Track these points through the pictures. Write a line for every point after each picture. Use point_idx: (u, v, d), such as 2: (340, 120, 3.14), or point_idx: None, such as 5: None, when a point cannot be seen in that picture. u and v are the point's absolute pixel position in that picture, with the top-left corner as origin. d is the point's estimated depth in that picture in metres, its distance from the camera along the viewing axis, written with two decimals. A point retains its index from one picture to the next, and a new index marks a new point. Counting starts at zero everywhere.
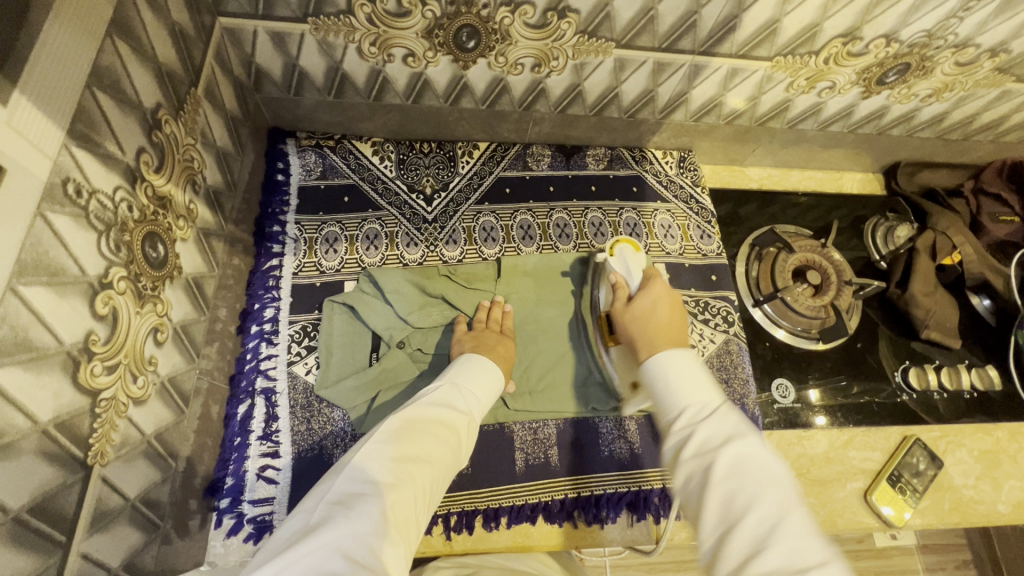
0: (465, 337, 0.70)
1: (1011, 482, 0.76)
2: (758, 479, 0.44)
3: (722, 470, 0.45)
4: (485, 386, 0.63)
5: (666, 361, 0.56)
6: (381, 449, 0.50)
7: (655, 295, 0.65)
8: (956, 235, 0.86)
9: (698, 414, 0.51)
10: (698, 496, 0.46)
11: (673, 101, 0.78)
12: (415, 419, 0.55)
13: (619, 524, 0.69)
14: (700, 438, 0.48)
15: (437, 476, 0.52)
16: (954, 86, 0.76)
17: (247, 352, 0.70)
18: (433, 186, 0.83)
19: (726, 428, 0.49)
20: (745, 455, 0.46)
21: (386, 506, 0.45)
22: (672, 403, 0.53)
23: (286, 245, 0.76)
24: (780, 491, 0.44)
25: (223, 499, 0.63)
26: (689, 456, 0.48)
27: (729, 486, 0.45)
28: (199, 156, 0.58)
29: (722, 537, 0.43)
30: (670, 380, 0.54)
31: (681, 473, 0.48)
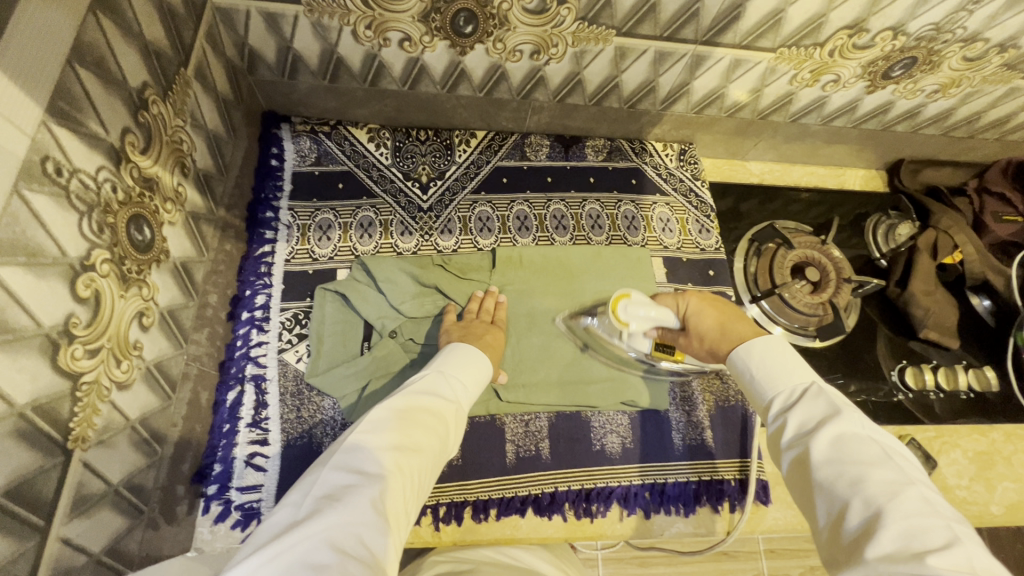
0: (454, 327, 0.69)
1: (1004, 484, 0.77)
2: (864, 455, 0.42)
3: (824, 450, 0.44)
4: (471, 374, 0.63)
5: (744, 357, 0.57)
6: (371, 439, 0.50)
7: (697, 310, 0.65)
8: (957, 234, 0.85)
9: (793, 398, 0.51)
10: (805, 482, 0.45)
11: (675, 92, 0.77)
12: (403, 408, 0.54)
13: (609, 518, 0.68)
14: (796, 423, 0.48)
15: (426, 465, 0.51)
16: (961, 82, 0.75)
17: (237, 338, 0.69)
18: (429, 174, 0.82)
19: (821, 407, 0.48)
20: (849, 435, 0.45)
21: (377, 494, 0.45)
22: (767, 390, 0.54)
23: (278, 231, 0.75)
24: (894, 467, 0.41)
25: (211, 486, 0.63)
26: (789, 440, 0.48)
27: (835, 465, 0.43)
28: (190, 138, 0.57)
29: (836, 515, 0.41)
30: (758, 369, 0.55)
31: (787, 459, 0.48)
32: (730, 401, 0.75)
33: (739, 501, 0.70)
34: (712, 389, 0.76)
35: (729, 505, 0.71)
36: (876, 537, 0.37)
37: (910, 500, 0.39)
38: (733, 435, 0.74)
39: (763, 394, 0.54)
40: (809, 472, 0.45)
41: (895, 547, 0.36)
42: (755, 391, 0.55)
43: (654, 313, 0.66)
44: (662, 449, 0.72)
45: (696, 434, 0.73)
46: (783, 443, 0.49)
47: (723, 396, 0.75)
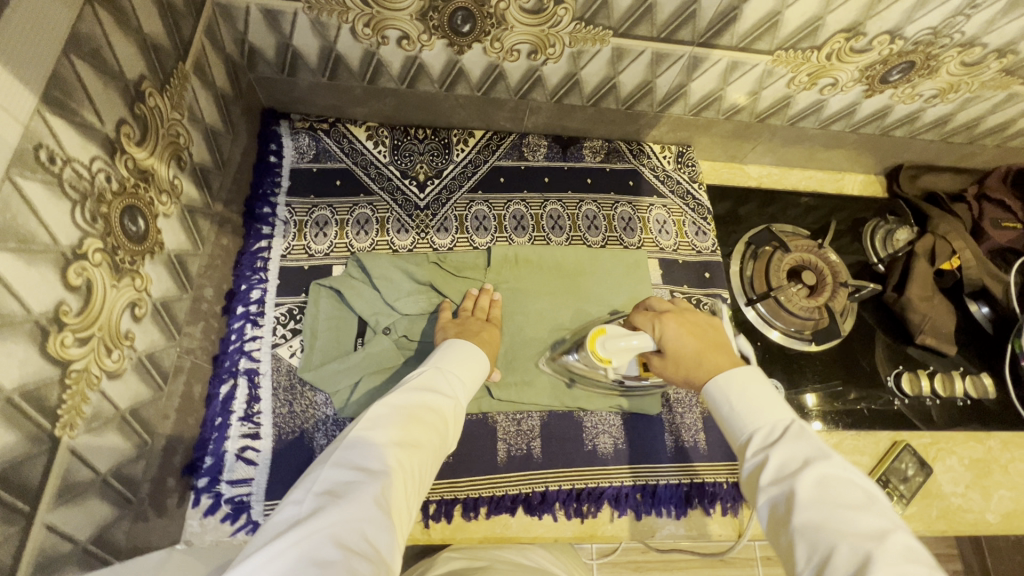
0: (449, 324, 0.69)
1: (1000, 492, 0.77)
2: (846, 500, 0.43)
3: (807, 492, 0.44)
4: (469, 370, 0.63)
5: (720, 392, 0.56)
6: (370, 436, 0.50)
7: (673, 334, 0.61)
8: (955, 239, 0.84)
9: (771, 436, 0.50)
10: (784, 522, 0.45)
11: (672, 94, 0.77)
12: (402, 405, 0.55)
13: (599, 518, 0.68)
14: (778, 463, 0.48)
15: (427, 461, 0.52)
16: (959, 87, 0.75)
17: (232, 332, 0.69)
18: (427, 173, 0.83)
19: (802, 449, 0.48)
20: (833, 480, 0.45)
21: (380, 490, 0.46)
22: (742, 425, 0.53)
23: (276, 227, 0.75)
24: (874, 513, 0.42)
25: (202, 478, 0.63)
26: (769, 481, 0.47)
27: (816, 508, 0.43)
28: (187, 132, 0.57)
29: (817, 561, 0.41)
30: (735, 404, 0.54)
31: (762, 498, 0.47)
32: None
33: (731, 505, 0.70)
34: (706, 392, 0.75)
35: (721, 508, 0.70)
36: None
37: (893, 547, 0.40)
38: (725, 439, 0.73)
39: (740, 430, 0.53)
40: (789, 513, 0.44)
41: None
42: (730, 426, 0.54)
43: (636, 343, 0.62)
44: (654, 451, 0.72)
45: (689, 437, 0.73)
46: (760, 483, 0.48)
47: None
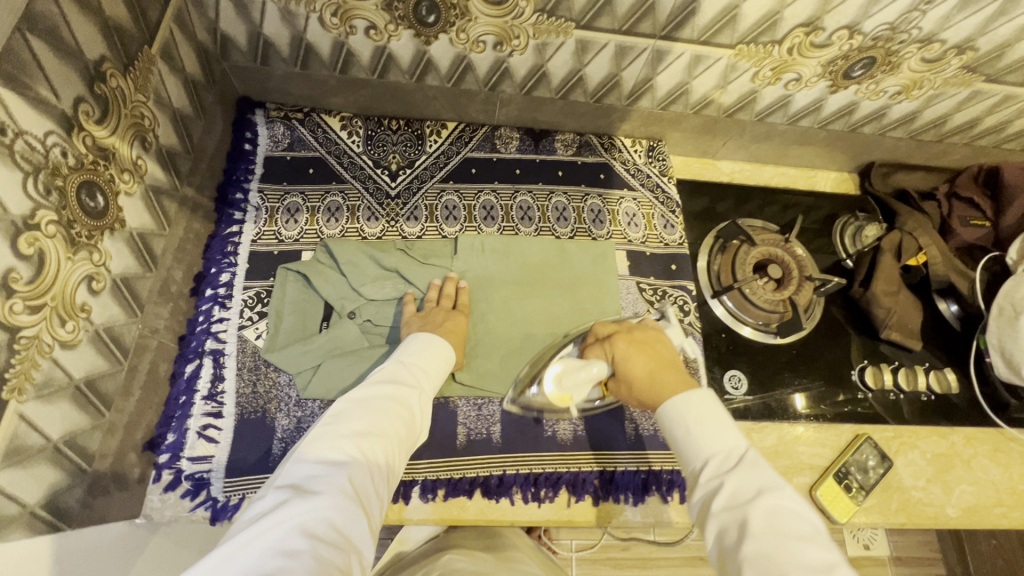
0: (413, 319, 0.70)
1: (962, 486, 0.78)
2: (794, 533, 0.44)
3: (758, 524, 0.45)
4: (433, 360, 0.64)
5: (672, 417, 0.55)
6: (332, 430, 0.52)
7: (625, 356, 0.63)
8: (922, 235, 0.85)
9: (725, 463, 0.51)
10: (733, 549, 0.45)
11: (639, 88, 0.78)
12: (364, 398, 0.56)
13: (557, 504, 0.69)
14: (731, 492, 0.48)
15: (394, 448, 0.54)
16: (922, 83, 0.76)
17: (200, 314, 0.71)
18: (399, 163, 0.84)
19: (755, 480, 0.48)
20: (783, 513, 0.46)
21: (344, 479, 0.48)
22: (696, 449, 0.53)
23: (247, 212, 0.77)
24: (819, 547, 0.44)
25: (162, 455, 0.64)
26: (721, 508, 0.48)
27: (767, 541, 0.44)
28: (152, 114, 0.59)
29: None
30: (689, 425, 0.54)
31: (714, 527, 0.48)
32: None
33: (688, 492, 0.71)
34: None
35: (677, 495, 0.72)
36: None
37: None
38: None
39: (694, 455, 0.53)
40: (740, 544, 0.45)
41: None
42: (683, 449, 0.54)
43: (591, 368, 0.64)
44: (613, 438, 0.73)
45: (649, 425, 0.74)
46: (713, 510, 0.48)
47: None
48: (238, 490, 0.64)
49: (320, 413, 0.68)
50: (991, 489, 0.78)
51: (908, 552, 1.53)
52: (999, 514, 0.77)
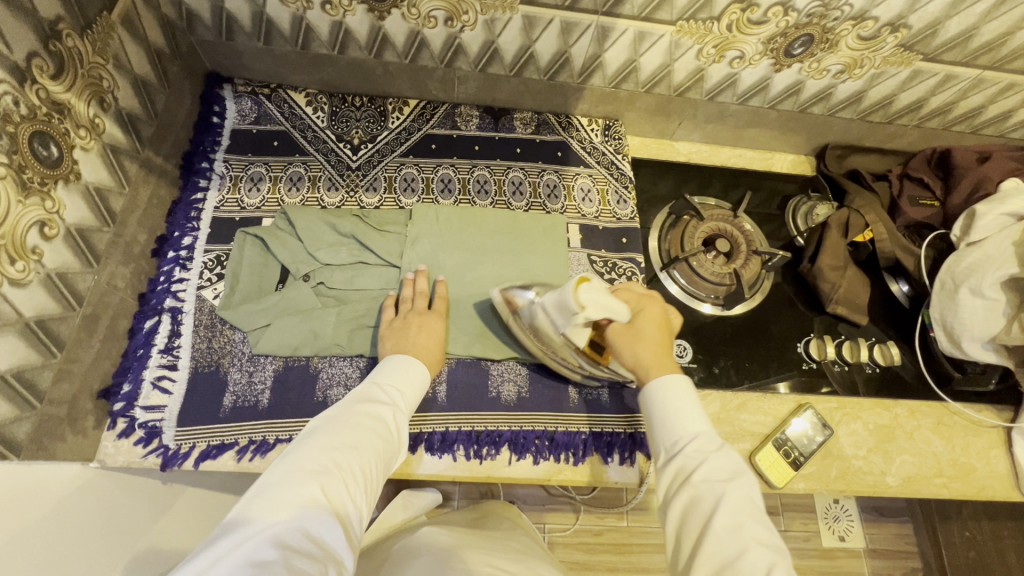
0: (388, 332, 0.69)
1: (902, 457, 0.79)
2: (756, 515, 0.49)
3: (733, 501, 0.49)
4: (408, 379, 0.63)
5: (673, 385, 0.58)
6: (306, 445, 0.52)
7: (647, 319, 0.65)
8: (869, 213, 0.86)
9: (706, 443, 0.54)
10: (704, 519, 0.49)
11: (589, 65, 0.81)
12: (339, 416, 0.56)
13: (499, 461, 0.71)
14: (710, 469, 0.52)
15: (370, 462, 0.53)
16: (862, 62, 0.78)
17: (161, 274, 0.74)
18: (361, 137, 0.87)
19: (732, 464, 0.52)
20: (749, 498, 0.50)
21: (317, 491, 0.47)
22: (682, 426, 0.56)
23: (211, 180, 0.80)
24: (770, 529, 0.49)
25: (118, 403, 0.67)
26: (700, 479, 0.51)
27: (738, 516, 0.48)
28: (111, 77, 0.63)
29: (728, 563, 0.46)
30: (676, 404, 0.57)
31: (689, 495, 0.51)
32: None
33: (628, 454, 0.73)
34: None
35: (618, 458, 0.73)
36: None
37: (784, 559, 0.47)
38: (627, 392, 0.76)
39: (682, 428, 0.56)
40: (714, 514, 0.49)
41: None
42: (667, 423, 0.57)
43: (613, 307, 0.63)
44: (556, 400, 0.75)
45: (592, 390, 0.76)
46: (691, 480, 0.52)
47: None
48: (189, 438, 0.67)
49: (271, 368, 0.71)
50: (933, 459, 0.79)
51: (884, 545, 1.46)
52: (939, 484, 0.78)
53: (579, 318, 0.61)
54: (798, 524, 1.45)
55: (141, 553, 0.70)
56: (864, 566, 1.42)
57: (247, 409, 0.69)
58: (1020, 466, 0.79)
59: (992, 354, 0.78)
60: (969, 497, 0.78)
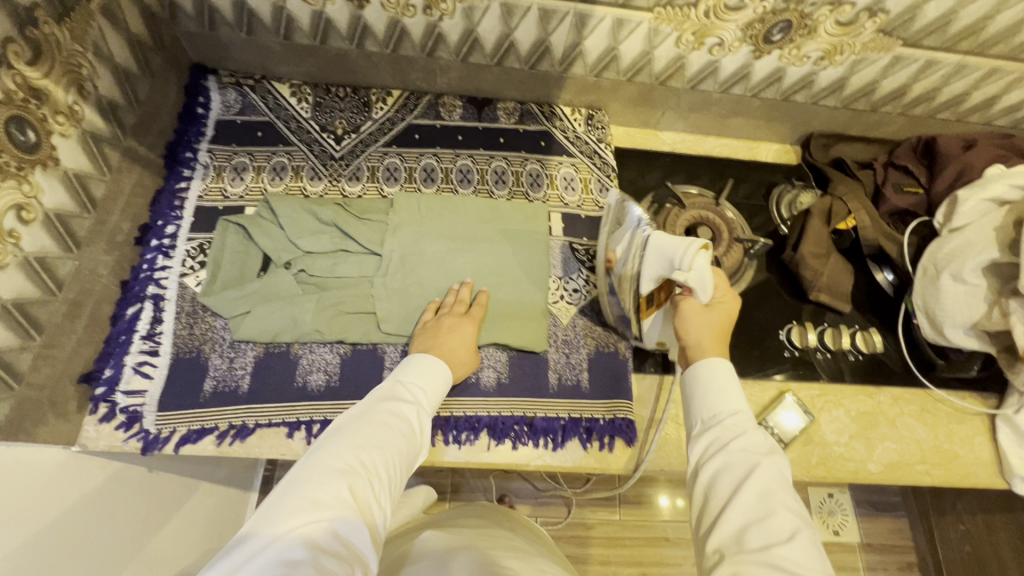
0: (421, 333, 0.71)
1: (884, 444, 0.79)
2: (787, 487, 0.50)
3: (767, 470, 0.50)
4: (430, 377, 0.64)
5: (722, 374, 0.58)
6: (332, 445, 0.52)
7: (715, 313, 0.63)
8: (852, 201, 0.87)
9: (745, 420, 0.55)
10: (734, 483, 0.50)
11: (569, 54, 0.81)
12: (362, 415, 0.56)
13: (478, 446, 0.72)
14: (747, 441, 0.53)
15: (395, 460, 0.53)
16: (842, 48, 0.78)
17: (144, 262, 0.75)
18: (345, 128, 0.87)
19: (768, 442, 0.53)
20: (782, 474, 0.51)
21: (344, 492, 0.47)
22: (723, 400, 0.57)
23: (195, 170, 0.81)
24: (799, 503, 0.50)
25: (99, 387, 0.68)
26: (736, 447, 0.52)
27: (769, 483, 0.49)
28: (90, 64, 0.65)
29: (753, 520, 0.47)
30: (721, 380, 0.58)
31: (723, 460, 0.52)
32: (609, 347, 0.78)
33: (607, 441, 0.73)
34: (593, 335, 0.79)
35: (597, 443, 0.73)
36: (791, 546, 0.45)
37: (810, 528, 0.47)
38: (607, 378, 0.76)
39: (725, 403, 0.56)
40: (746, 477, 0.50)
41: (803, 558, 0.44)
42: (708, 396, 0.57)
43: (706, 289, 0.61)
44: (536, 386, 0.75)
45: (572, 375, 0.76)
46: (728, 447, 0.53)
47: (605, 343, 0.78)
48: (170, 422, 0.68)
49: (251, 354, 0.72)
50: (915, 446, 0.79)
51: (880, 539, 1.37)
52: (921, 471, 0.78)
53: (679, 275, 0.60)
54: None
55: (135, 529, 0.71)
56: (858, 561, 1.34)
57: (227, 394, 0.70)
58: (1004, 452, 0.79)
59: (975, 341, 0.77)
60: (952, 483, 0.78)
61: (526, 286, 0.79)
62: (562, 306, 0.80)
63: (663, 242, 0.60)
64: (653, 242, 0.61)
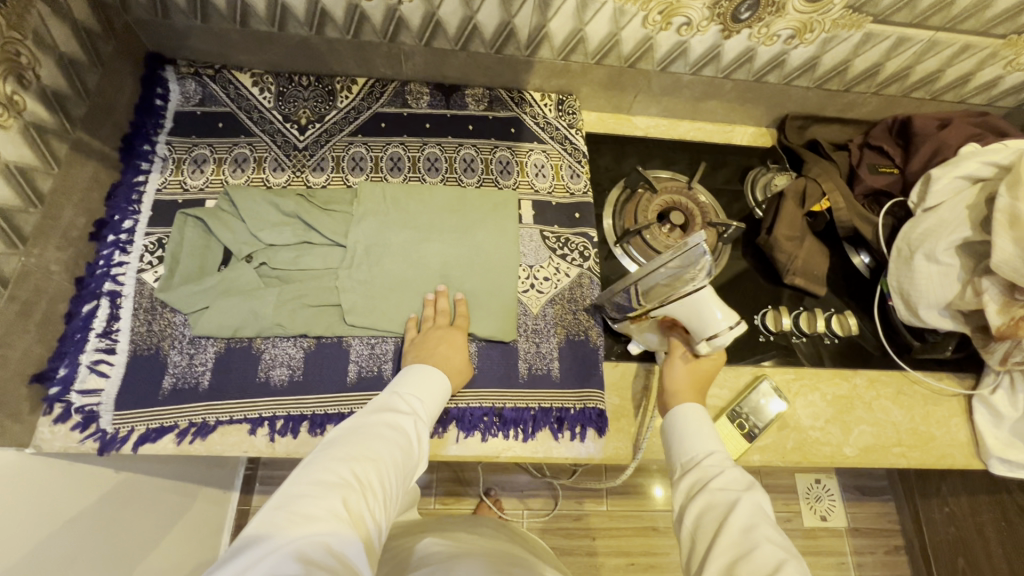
0: (410, 346, 0.70)
1: (860, 427, 0.78)
2: (771, 523, 0.50)
3: (747, 505, 0.50)
4: (427, 389, 0.63)
5: (691, 415, 0.62)
6: (326, 456, 0.50)
7: (701, 365, 0.67)
8: (826, 181, 0.86)
9: (722, 459, 0.56)
10: (718, 522, 0.50)
11: (535, 36, 0.80)
12: (358, 427, 0.55)
13: (446, 439, 0.70)
14: (726, 478, 0.54)
15: (389, 473, 0.52)
16: (812, 26, 0.77)
17: (100, 259, 0.72)
18: (309, 117, 0.85)
19: (745, 478, 0.54)
20: (760, 509, 0.51)
21: (338, 504, 0.46)
22: (697, 444, 0.58)
23: (154, 163, 0.79)
24: (786, 539, 0.49)
25: (53, 387, 0.66)
26: (716, 486, 0.53)
27: (750, 518, 0.49)
28: (30, 53, 0.63)
29: (738, 557, 0.46)
30: (693, 426, 0.60)
31: (703, 500, 0.52)
32: (580, 335, 0.77)
33: (578, 430, 0.72)
34: (565, 324, 0.77)
35: (568, 433, 0.72)
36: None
37: (799, 561, 0.46)
38: (577, 366, 0.75)
39: (700, 446, 0.58)
40: (726, 514, 0.50)
41: None
42: (684, 443, 0.59)
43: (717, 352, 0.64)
44: (506, 376, 0.74)
45: (542, 364, 0.75)
46: (707, 487, 0.53)
47: (577, 331, 0.77)
48: (127, 422, 0.66)
49: (212, 350, 0.70)
50: (891, 429, 0.79)
51: (867, 523, 1.37)
52: (897, 454, 0.77)
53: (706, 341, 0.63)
54: (778, 505, 1.36)
55: (88, 522, 0.71)
56: (846, 546, 1.34)
57: (187, 391, 0.68)
58: (980, 433, 0.78)
59: (950, 321, 0.76)
60: (928, 465, 0.77)
61: (494, 275, 0.77)
62: (532, 295, 0.79)
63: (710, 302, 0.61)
64: (703, 299, 0.61)
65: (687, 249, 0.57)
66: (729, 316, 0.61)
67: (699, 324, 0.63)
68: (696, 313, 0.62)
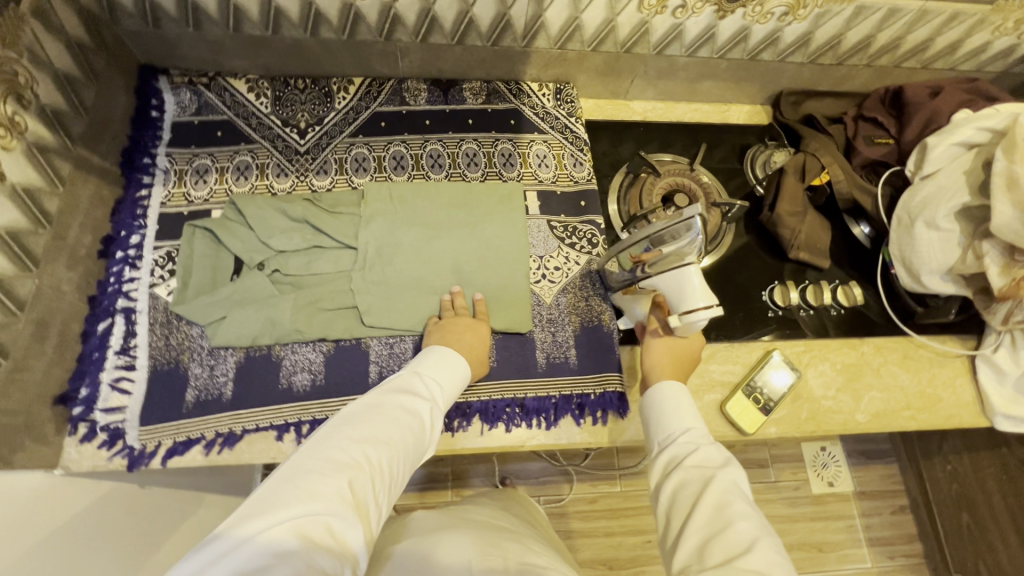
0: (434, 329, 0.71)
1: (870, 393, 0.80)
2: (746, 499, 0.51)
3: (721, 483, 0.51)
4: (447, 374, 0.64)
5: (666, 392, 0.63)
6: (338, 434, 0.50)
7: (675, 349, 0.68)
8: (824, 155, 0.87)
9: (699, 437, 0.58)
10: (691, 500, 0.52)
11: (532, 26, 0.80)
12: (374, 406, 0.55)
13: (471, 432, 0.71)
14: (702, 456, 0.55)
15: (400, 458, 0.52)
16: (805, 2, 0.77)
17: (111, 276, 0.72)
18: (308, 121, 0.84)
19: (721, 454, 0.55)
20: (737, 484, 0.52)
21: (344, 484, 0.46)
22: (676, 421, 0.60)
23: (155, 175, 0.78)
24: (761, 513, 0.50)
25: (76, 407, 0.66)
26: (690, 464, 0.55)
27: (725, 495, 0.50)
28: (27, 71, 0.62)
29: (711, 535, 0.48)
30: (670, 404, 0.61)
31: (678, 478, 0.54)
32: (593, 321, 0.78)
33: (600, 414, 0.73)
34: (578, 312, 0.78)
35: (590, 418, 0.73)
36: (751, 555, 0.45)
37: (771, 535, 0.48)
38: (594, 353, 0.76)
39: (676, 422, 0.60)
40: (700, 494, 0.51)
41: (761, 565, 0.44)
42: (661, 421, 0.61)
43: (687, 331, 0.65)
44: (525, 367, 0.75)
45: (560, 353, 0.76)
46: (682, 465, 0.55)
47: (590, 318, 0.78)
48: (154, 436, 0.67)
49: (232, 360, 0.70)
50: (900, 394, 0.81)
51: (873, 486, 1.41)
52: (907, 417, 0.80)
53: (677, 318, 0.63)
54: (787, 474, 1.39)
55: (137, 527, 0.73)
56: (854, 509, 1.38)
57: (211, 402, 0.68)
58: (985, 392, 0.80)
59: (951, 286, 0.78)
60: (937, 426, 0.80)
61: (506, 268, 0.78)
62: (544, 286, 0.79)
63: (692, 280, 0.61)
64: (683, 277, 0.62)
65: (678, 220, 0.59)
66: (707, 296, 0.61)
67: (676, 298, 0.63)
68: (676, 290, 0.63)
